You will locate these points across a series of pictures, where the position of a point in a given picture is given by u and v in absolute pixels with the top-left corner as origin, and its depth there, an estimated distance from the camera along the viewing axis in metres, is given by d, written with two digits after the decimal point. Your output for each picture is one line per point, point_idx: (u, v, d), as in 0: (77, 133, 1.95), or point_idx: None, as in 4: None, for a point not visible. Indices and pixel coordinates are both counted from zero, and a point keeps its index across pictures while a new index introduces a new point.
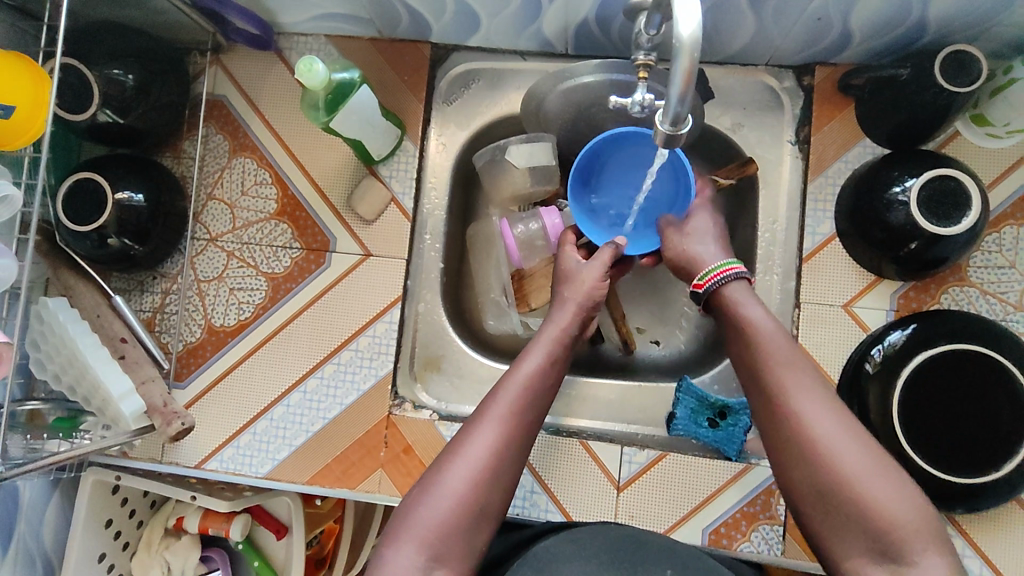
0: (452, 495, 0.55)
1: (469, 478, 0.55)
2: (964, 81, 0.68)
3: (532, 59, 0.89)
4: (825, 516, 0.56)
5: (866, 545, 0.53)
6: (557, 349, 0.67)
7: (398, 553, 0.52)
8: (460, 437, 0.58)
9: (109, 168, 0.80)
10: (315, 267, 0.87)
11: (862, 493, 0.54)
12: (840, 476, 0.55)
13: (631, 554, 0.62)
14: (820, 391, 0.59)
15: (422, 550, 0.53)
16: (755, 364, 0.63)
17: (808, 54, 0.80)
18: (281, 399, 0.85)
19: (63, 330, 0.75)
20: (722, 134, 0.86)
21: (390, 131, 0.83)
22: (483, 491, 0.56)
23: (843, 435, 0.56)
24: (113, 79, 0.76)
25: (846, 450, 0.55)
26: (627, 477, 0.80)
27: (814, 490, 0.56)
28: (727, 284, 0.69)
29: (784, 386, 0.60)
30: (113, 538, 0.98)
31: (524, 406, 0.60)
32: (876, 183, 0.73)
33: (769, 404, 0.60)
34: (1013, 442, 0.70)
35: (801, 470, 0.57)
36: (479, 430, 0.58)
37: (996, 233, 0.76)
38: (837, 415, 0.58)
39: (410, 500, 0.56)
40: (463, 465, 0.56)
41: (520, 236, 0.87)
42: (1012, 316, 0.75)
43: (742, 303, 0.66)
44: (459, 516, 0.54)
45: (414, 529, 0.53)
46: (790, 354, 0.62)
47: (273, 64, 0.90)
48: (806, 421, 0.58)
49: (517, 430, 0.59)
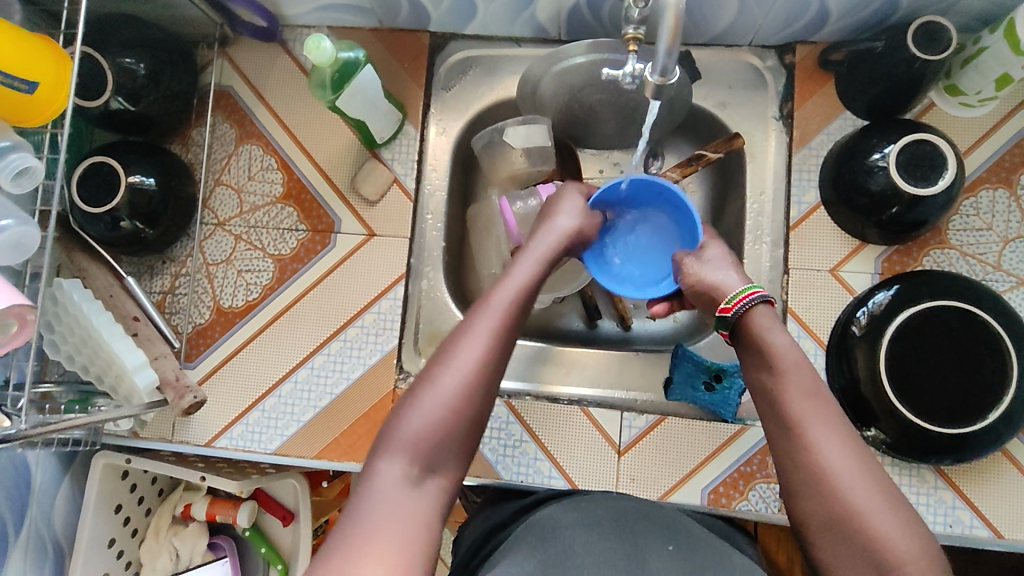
0: (441, 402, 0.55)
1: (458, 386, 0.56)
2: (936, 50, 0.73)
3: (526, 45, 0.93)
4: (832, 547, 0.54)
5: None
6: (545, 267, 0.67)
7: (389, 460, 0.53)
8: (450, 343, 0.59)
9: (121, 154, 0.83)
10: (321, 248, 0.90)
11: (871, 528, 0.52)
12: (847, 508, 0.53)
13: (633, 524, 0.63)
14: (838, 422, 0.57)
15: (413, 457, 0.54)
16: (773, 394, 0.59)
17: (789, 33, 0.84)
18: (288, 375, 0.88)
19: (78, 310, 0.78)
20: (710, 113, 0.90)
21: (392, 114, 0.86)
22: (471, 398, 0.56)
23: (857, 471, 0.54)
24: (125, 67, 0.80)
25: (854, 483, 0.54)
26: (627, 441, 0.82)
27: (824, 520, 0.54)
28: (754, 309, 0.63)
29: (800, 414, 0.57)
30: (123, 524, 0.99)
31: (514, 315, 0.61)
32: (857, 151, 0.77)
33: (785, 436, 0.58)
34: (996, 391, 0.73)
35: (812, 500, 0.55)
36: (469, 340, 0.58)
37: (973, 197, 0.80)
38: (850, 447, 0.56)
39: (402, 407, 0.56)
40: (455, 372, 0.56)
41: (519, 213, 0.88)
42: (992, 275, 0.79)
43: (767, 330, 0.62)
44: (450, 419, 0.55)
45: (403, 435, 0.54)
46: (813, 386, 0.59)
47: (278, 55, 0.93)
48: (819, 451, 0.55)
49: (502, 344, 0.59)
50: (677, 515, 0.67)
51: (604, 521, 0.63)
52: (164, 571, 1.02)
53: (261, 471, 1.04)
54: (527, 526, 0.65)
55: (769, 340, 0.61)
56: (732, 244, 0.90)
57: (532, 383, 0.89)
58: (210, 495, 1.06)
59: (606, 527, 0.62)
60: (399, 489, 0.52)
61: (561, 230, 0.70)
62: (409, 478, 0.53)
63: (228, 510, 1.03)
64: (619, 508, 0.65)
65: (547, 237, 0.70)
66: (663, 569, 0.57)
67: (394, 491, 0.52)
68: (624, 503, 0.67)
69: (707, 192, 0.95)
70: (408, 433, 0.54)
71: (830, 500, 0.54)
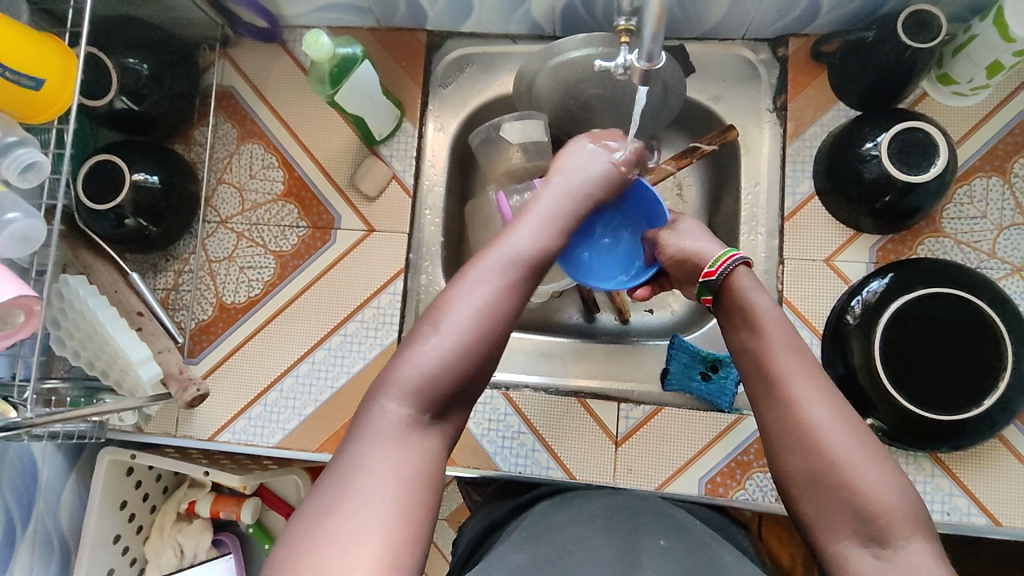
0: (453, 336, 0.56)
1: (471, 321, 0.56)
2: (926, 38, 0.73)
3: (522, 43, 0.94)
4: (818, 502, 0.56)
5: (854, 529, 0.54)
6: (558, 212, 0.67)
7: (392, 396, 0.54)
8: (460, 281, 0.59)
9: (125, 152, 0.84)
10: (321, 244, 0.91)
11: (853, 480, 0.54)
12: (832, 463, 0.55)
13: (627, 521, 0.63)
14: (822, 382, 0.59)
15: (417, 394, 0.54)
16: (760, 354, 0.61)
17: (781, 26, 0.85)
18: (290, 370, 0.89)
19: (83, 305, 0.79)
20: (704, 106, 0.91)
21: (390, 110, 0.88)
22: (482, 336, 0.57)
23: (839, 427, 0.56)
24: (129, 68, 0.82)
25: (839, 438, 0.56)
26: (624, 432, 0.83)
27: (809, 476, 0.56)
28: (735, 272, 0.66)
29: (784, 372, 0.59)
30: (128, 521, 1.00)
31: (529, 255, 0.62)
32: (849, 141, 0.78)
33: (770, 396, 0.60)
34: (990, 376, 0.73)
35: (797, 457, 0.57)
36: (482, 277, 0.59)
37: (967, 186, 0.81)
38: (833, 404, 0.58)
39: (413, 339, 0.57)
40: (468, 304, 0.57)
41: (516, 206, 0.87)
42: (986, 263, 0.79)
43: (749, 293, 0.65)
44: (461, 354, 0.56)
45: (413, 369, 0.55)
46: (799, 350, 0.61)
47: (278, 55, 0.95)
48: (803, 407, 0.57)
49: (515, 286, 0.59)
50: (659, 503, 0.68)
51: (599, 517, 0.64)
52: (169, 567, 1.03)
53: (263, 467, 1.05)
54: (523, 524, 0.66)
55: (755, 304, 0.64)
56: (728, 236, 0.90)
57: (530, 374, 0.90)
58: (214, 492, 1.07)
59: (601, 523, 0.63)
60: (399, 430, 0.53)
61: (574, 175, 0.70)
62: (410, 421, 0.54)
63: (231, 506, 1.04)
64: (614, 503, 0.66)
65: (561, 183, 0.70)
66: (655, 553, 0.58)
67: (392, 433, 0.53)
68: (618, 499, 0.67)
69: (703, 185, 0.96)
70: (411, 371, 0.55)
71: (814, 456, 0.56)
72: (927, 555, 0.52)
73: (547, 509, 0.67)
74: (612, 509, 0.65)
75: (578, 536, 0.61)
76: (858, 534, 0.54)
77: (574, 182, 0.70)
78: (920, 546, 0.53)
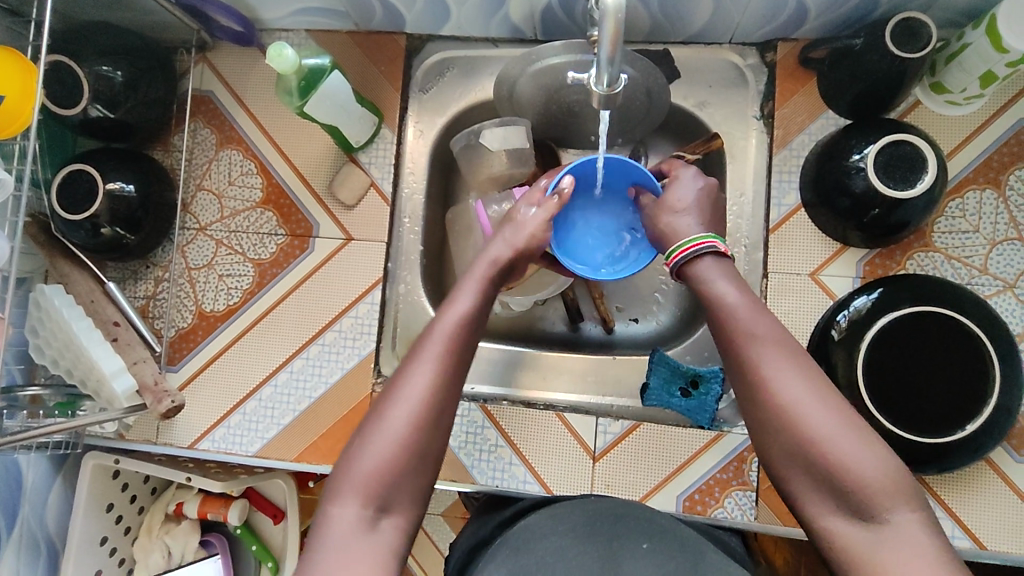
0: (390, 442, 0.54)
1: (407, 423, 0.55)
2: (915, 48, 0.71)
3: (503, 46, 0.92)
4: (801, 480, 0.53)
5: (838, 505, 0.52)
6: (489, 285, 0.65)
7: (343, 501, 0.54)
8: (397, 377, 0.57)
9: (101, 161, 0.83)
10: (299, 253, 0.90)
11: (830, 455, 0.52)
12: (806, 440, 0.52)
13: (609, 527, 0.60)
14: (797, 356, 0.56)
15: (366, 500, 0.53)
16: (731, 339, 0.58)
17: (769, 30, 0.82)
18: (268, 379, 0.88)
19: (58, 316, 0.79)
20: (689, 113, 0.88)
21: (366, 117, 0.86)
22: (424, 433, 0.55)
23: (812, 400, 0.53)
24: (102, 75, 0.80)
25: (813, 413, 0.53)
26: (602, 447, 0.82)
27: (789, 455, 0.54)
28: (698, 259, 0.63)
29: (755, 351, 0.56)
30: (114, 522, 0.97)
31: (467, 336, 0.60)
32: (836, 152, 0.75)
33: (742, 376, 0.57)
34: (978, 400, 0.71)
35: (774, 438, 0.54)
36: (417, 371, 0.57)
37: (959, 198, 0.78)
38: (806, 377, 0.54)
39: (354, 447, 0.56)
40: (402, 408, 0.55)
41: (494, 216, 0.88)
42: (978, 279, 0.77)
43: (713, 278, 0.61)
44: (398, 455, 0.54)
45: (357, 477, 0.54)
46: (767, 329, 0.57)
47: (257, 59, 0.93)
48: (776, 386, 0.54)
49: (453, 366, 0.58)
50: (653, 513, 0.63)
51: (578, 521, 0.61)
52: (156, 569, 1.00)
53: (250, 470, 1.02)
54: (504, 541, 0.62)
55: (717, 290, 0.60)
56: None
57: (507, 388, 0.89)
58: (202, 493, 1.03)
59: (580, 534, 0.59)
60: (355, 533, 0.53)
61: (499, 252, 0.68)
62: (364, 520, 0.53)
63: (219, 508, 1.01)
64: (595, 509, 0.62)
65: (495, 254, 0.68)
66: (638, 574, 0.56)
67: (348, 538, 0.52)
68: (600, 504, 0.63)
69: None
70: (359, 474, 0.54)
71: (789, 433, 0.53)
72: (915, 525, 0.50)
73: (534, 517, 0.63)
74: (588, 522, 0.61)
75: (556, 550, 0.58)
76: (842, 510, 0.52)
77: (503, 256, 0.67)
78: (907, 517, 0.50)
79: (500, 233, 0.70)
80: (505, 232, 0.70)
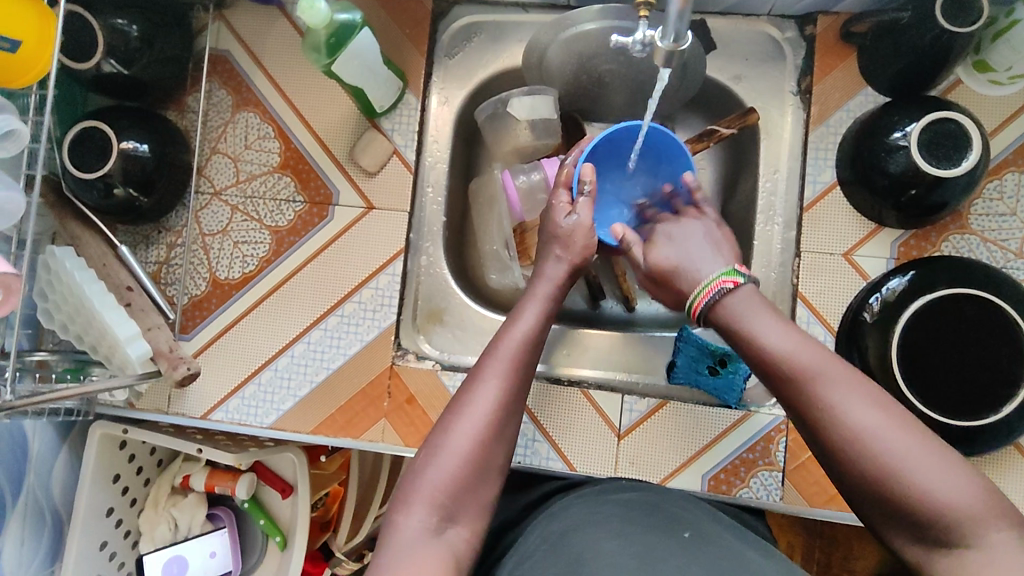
0: (456, 453, 0.56)
1: (471, 436, 0.57)
2: (965, 22, 0.69)
3: (534, 12, 0.91)
4: (883, 510, 0.52)
5: (925, 533, 0.50)
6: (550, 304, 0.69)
7: (413, 511, 0.54)
8: (463, 395, 0.60)
9: (114, 119, 0.80)
10: (318, 220, 0.87)
11: (914, 484, 0.50)
12: (886, 472, 0.51)
13: (645, 516, 0.60)
14: (854, 382, 0.54)
15: (433, 509, 0.54)
16: (789, 377, 0.56)
17: (809, 3, 0.80)
18: (285, 350, 0.86)
19: (69, 279, 0.76)
20: (723, 86, 0.87)
21: (392, 81, 0.84)
22: (489, 446, 0.57)
23: (887, 428, 0.52)
24: (117, 28, 0.76)
25: (891, 443, 0.51)
26: (627, 425, 0.81)
27: (869, 488, 0.52)
28: (721, 300, 0.61)
29: (817, 386, 0.54)
30: (121, 494, 0.95)
31: (527, 353, 0.63)
32: (877, 129, 0.73)
33: (806, 413, 0.55)
34: (1013, 383, 0.70)
35: (851, 473, 0.53)
36: (481, 389, 0.59)
37: (997, 180, 0.77)
38: (875, 406, 0.53)
39: (419, 462, 0.57)
40: (468, 423, 0.57)
41: (522, 187, 0.89)
42: (1013, 263, 0.76)
43: (751, 310, 0.60)
44: (464, 466, 0.56)
45: (424, 490, 0.55)
46: (818, 360, 0.55)
47: (277, 19, 0.90)
48: (845, 419, 0.53)
49: (518, 382, 0.61)
50: (689, 507, 0.63)
51: (614, 513, 0.60)
52: (163, 542, 0.98)
53: (260, 443, 0.99)
54: (540, 525, 0.61)
55: (752, 327, 0.59)
56: (744, 225, 0.87)
57: None
58: (210, 466, 1.01)
59: (618, 522, 0.58)
60: (424, 539, 0.53)
61: (556, 271, 0.71)
62: (431, 527, 0.53)
63: (226, 481, 0.98)
64: (632, 501, 0.62)
65: (554, 271, 0.72)
66: (680, 562, 0.54)
67: (415, 543, 0.52)
68: (637, 496, 0.64)
69: (719, 170, 0.93)
70: (430, 483, 0.55)
71: (866, 466, 0.51)
72: (1008, 540, 0.48)
73: (569, 507, 0.62)
74: (623, 511, 0.60)
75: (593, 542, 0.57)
76: (931, 539, 0.50)
77: (560, 274, 0.71)
78: (1000, 537, 0.48)
79: (551, 253, 0.73)
80: (555, 250, 0.73)
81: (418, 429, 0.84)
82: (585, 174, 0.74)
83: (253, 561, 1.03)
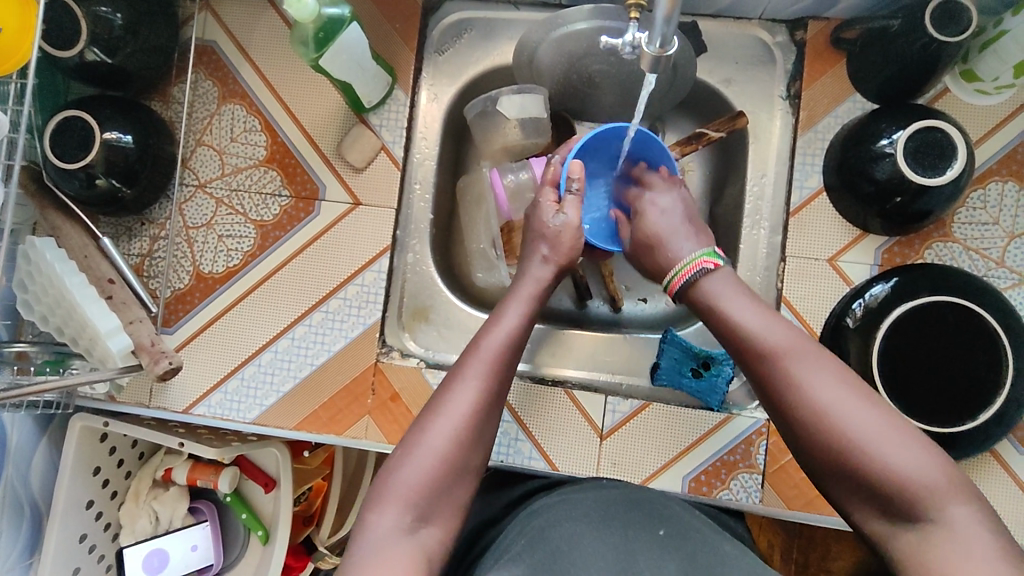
0: (432, 451, 0.56)
1: (449, 434, 0.57)
2: (955, 31, 0.69)
3: (525, 10, 0.91)
4: (845, 485, 0.53)
5: (887, 509, 0.51)
6: (534, 302, 0.69)
7: (393, 511, 0.54)
8: (441, 394, 0.60)
9: (97, 109, 0.78)
10: (304, 216, 0.87)
11: (873, 457, 0.51)
12: (847, 444, 0.52)
13: (625, 514, 0.59)
14: (822, 359, 0.56)
15: (406, 508, 0.54)
16: (754, 351, 0.58)
17: (799, 8, 0.81)
18: (268, 345, 0.85)
19: (51, 270, 0.75)
20: (713, 89, 0.87)
21: (380, 76, 0.83)
22: (464, 445, 0.57)
23: (847, 402, 0.53)
24: (101, 17, 0.75)
25: (851, 415, 0.52)
26: (610, 425, 0.81)
27: (830, 462, 0.53)
28: (702, 279, 0.65)
29: (781, 358, 0.56)
30: (101, 487, 0.94)
31: (507, 351, 0.63)
32: (864, 136, 0.74)
33: (770, 387, 0.57)
34: (990, 391, 0.71)
35: (813, 447, 0.54)
36: (460, 385, 0.59)
37: (981, 189, 0.77)
38: (836, 382, 0.54)
39: (394, 461, 0.57)
40: (444, 423, 0.57)
41: (509, 186, 0.88)
42: (994, 272, 0.77)
43: (725, 292, 0.63)
44: (440, 465, 0.56)
45: (399, 488, 0.55)
46: (786, 336, 0.58)
47: (265, 10, 0.89)
48: (807, 393, 0.54)
49: (498, 380, 0.61)
50: (670, 503, 0.63)
51: (593, 509, 0.60)
52: (144, 535, 0.97)
53: (242, 438, 0.98)
54: (519, 525, 0.61)
55: (728, 305, 0.62)
56: (731, 229, 0.87)
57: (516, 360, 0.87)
58: (191, 459, 1.00)
59: (597, 520, 0.58)
60: (405, 539, 0.52)
61: (540, 272, 0.71)
62: (414, 524, 0.54)
63: (209, 475, 0.98)
64: (612, 500, 0.62)
65: (537, 271, 0.72)
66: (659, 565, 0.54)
67: (399, 541, 0.52)
68: (617, 491, 0.63)
69: (707, 172, 0.93)
70: (410, 485, 0.55)
71: (827, 439, 0.53)
72: (970, 518, 0.48)
73: (549, 507, 0.61)
74: (603, 509, 0.60)
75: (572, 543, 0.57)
76: (894, 515, 0.50)
77: (545, 276, 0.71)
78: (960, 513, 0.48)
79: (538, 253, 0.73)
80: (543, 250, 0.73)
81: (402, 428, 0.84)
82: (573, 172, 0.74)
83: (234, 556, 1.02)
